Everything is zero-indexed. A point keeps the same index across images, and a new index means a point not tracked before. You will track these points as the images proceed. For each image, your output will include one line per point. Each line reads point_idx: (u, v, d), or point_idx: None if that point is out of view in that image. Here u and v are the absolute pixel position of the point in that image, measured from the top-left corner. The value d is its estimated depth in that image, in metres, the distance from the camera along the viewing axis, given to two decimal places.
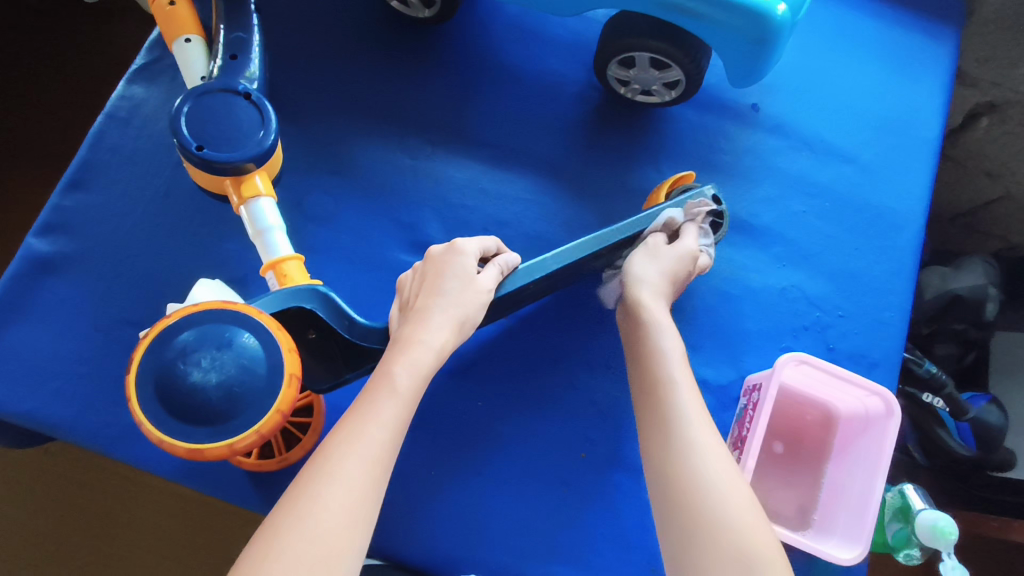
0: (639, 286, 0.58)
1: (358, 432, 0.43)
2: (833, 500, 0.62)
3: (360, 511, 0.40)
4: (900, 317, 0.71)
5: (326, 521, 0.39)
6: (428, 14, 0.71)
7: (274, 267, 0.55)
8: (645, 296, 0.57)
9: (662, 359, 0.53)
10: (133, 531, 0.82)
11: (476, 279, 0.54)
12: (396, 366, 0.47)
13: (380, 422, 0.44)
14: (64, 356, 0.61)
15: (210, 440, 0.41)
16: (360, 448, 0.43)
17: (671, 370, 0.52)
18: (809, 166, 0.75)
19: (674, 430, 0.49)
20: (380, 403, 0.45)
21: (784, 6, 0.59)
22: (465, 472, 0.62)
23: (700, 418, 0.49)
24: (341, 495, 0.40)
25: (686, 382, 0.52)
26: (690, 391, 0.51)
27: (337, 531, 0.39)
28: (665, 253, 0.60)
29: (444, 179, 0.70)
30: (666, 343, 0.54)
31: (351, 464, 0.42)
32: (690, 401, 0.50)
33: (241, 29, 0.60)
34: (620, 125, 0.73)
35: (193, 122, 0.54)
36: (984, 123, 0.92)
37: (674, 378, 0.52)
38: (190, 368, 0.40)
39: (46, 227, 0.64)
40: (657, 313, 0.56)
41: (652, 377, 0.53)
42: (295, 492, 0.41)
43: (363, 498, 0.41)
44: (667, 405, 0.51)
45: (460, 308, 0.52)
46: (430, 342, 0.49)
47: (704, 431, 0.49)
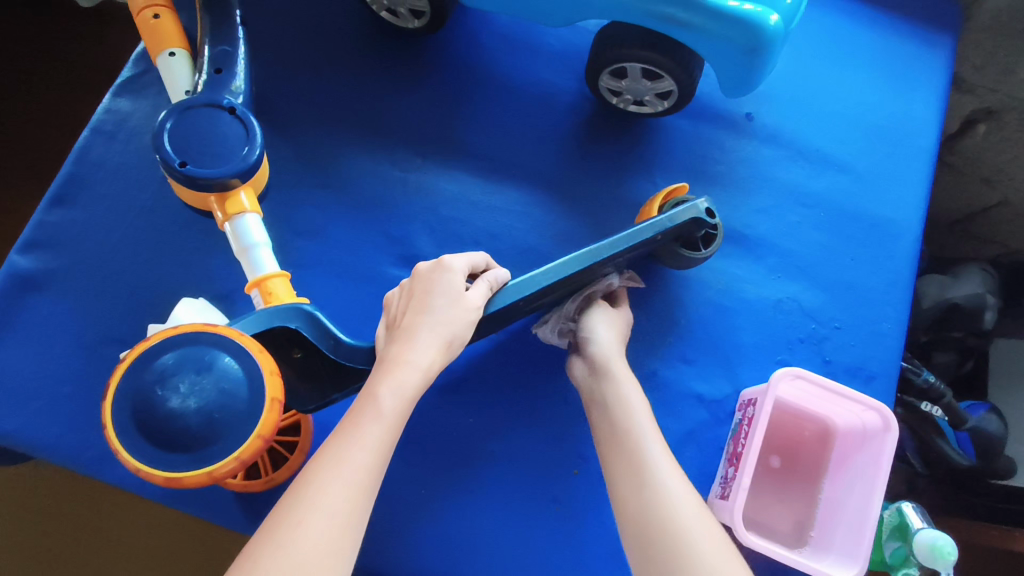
0: (599, 343, 0.60)
1: (340, 456, 0.42)
2: (830, 517, 0.61)
3: (343, 537, 0.39)
4: (898, 328, 0.70)
5: (309, 547, 0.38)
6: (418, 25, 0.70)
7: (259, 285, 0.54)
8: (610, 354, 0.59)
9: (628, 410, 0.55)
10: (123, 548, 0.81)
11: (464, 296, 0.53)
12: (382, 387, 0.46)
13: (364, 444, 0.43)
14: (47, 375, 0.60)
15: (189, 467, 0.39)
16: (344, 472, 0.42)
17: (636, 420, 0.54)
18: (803, 176, 0.74)
19: (646, 477, 0.50)
20: (364, 425, 0.44)
21: (777, 17, 0.58)
22: (456, 490, 0.61)
23: (668, 462, 0.51)
24: (324, 520, 0.39)
25: (651, 431, 0.54)
26: (655, 438, 0.53)
27: (320, 558, 0.38)
28: (613, 321, 0.63)
29: (434, 192, 0.69)
30: (631, 395, 0.56)
31: (334, 489, 0.41)
32: (658, 449, 0.52)
33: (227, 42, 0.59)
34: (613, 137, 0.72)
35: (177, 139, 0.53)
36: (981, 129, 0.92)
37: (639, 426, 0.54)
38: (169, 393, 0.39)
39: (29, 244, 0.63)
40: (617, 366, 0.58)
41: (620, 429, 0.54)
42: (277, 517, 0.40)
43: (348, 522, 0.40)
44: (639, 451, 0.52)
45: (448, 327, 0.51)
46: (417, 362, 0.48)
47: (674, 478, 0.50)
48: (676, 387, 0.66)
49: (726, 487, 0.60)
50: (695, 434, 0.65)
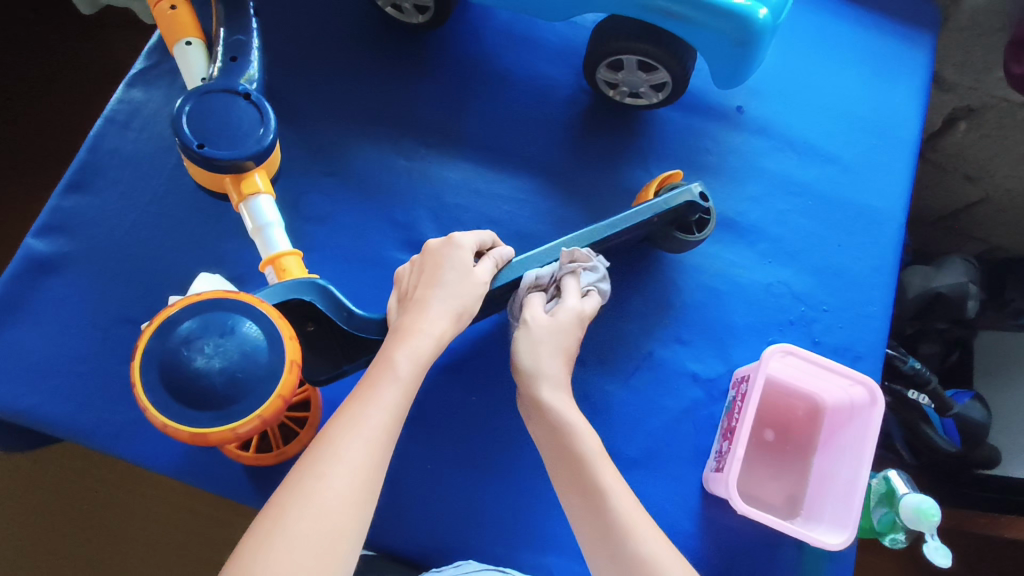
0: (541, 385, 0.55)
1: (359, 415, 0.44)
2: (821, 488, 0.64)
3: (365, 489, 0.42)
4: (883, 310, 0.73)
5: (332, 499, 0.40)
6: (422, 20, 0.73)
7: (272, 262, 0.56)
8: (560, 402, 0.54)
9: (589, 467, 0.51)
10: (141, 522, 0.84)
11: (473, 272, 0.55)
12: (397, 354, 0.49)
13: (381, 406, 0.45)
14: (63, 354, 0.61)
15: (214, 424, 0.42)
16: (363, 430, 0.44)
17: (598, 476, 0.51)
18: (792, 166, 0.77)
19: (618, 549, 0.48)
20: (382, 388, 0.46)
21: (766, 10, 0.62)
22: (461, 465, 0.63)
23: (642, 523, 0.49)
24: (345, 474, 0.41)
25: (616, 485, 0.51)
26: (622, 493, 0.51)
27: (342, 509, 0.40)
28: (550, 324, 0.57)
29: (438, 179, 0.71)
30: (605, 478, 0.51)
31: (355, 445, 0.43)
32: (632, 506, 0.50)
33: (242, 32, 0.61)
34: (610, 128, 0.75)
35: (195, 122, 0.55)
36: (962, 126, 0.96)
37: (602, 481, 0.51)
38: (194, 354, 0.41)
39: (46, 228, 0.65)
40: (567, 413, 0.54)
41: (582, 487, 0.51)
42: (300, 470, 0.42)
43: (368, 477, 0.42)
44: (608, 513, 0.50)
45: (457, 300, 0.53)
46: (429, 332, 0.51)
47: (650, 540, 0.49)
48: (672, 366, 0.69)
49: (721, 459, 0.63)
50: (691, 411, 0.68)
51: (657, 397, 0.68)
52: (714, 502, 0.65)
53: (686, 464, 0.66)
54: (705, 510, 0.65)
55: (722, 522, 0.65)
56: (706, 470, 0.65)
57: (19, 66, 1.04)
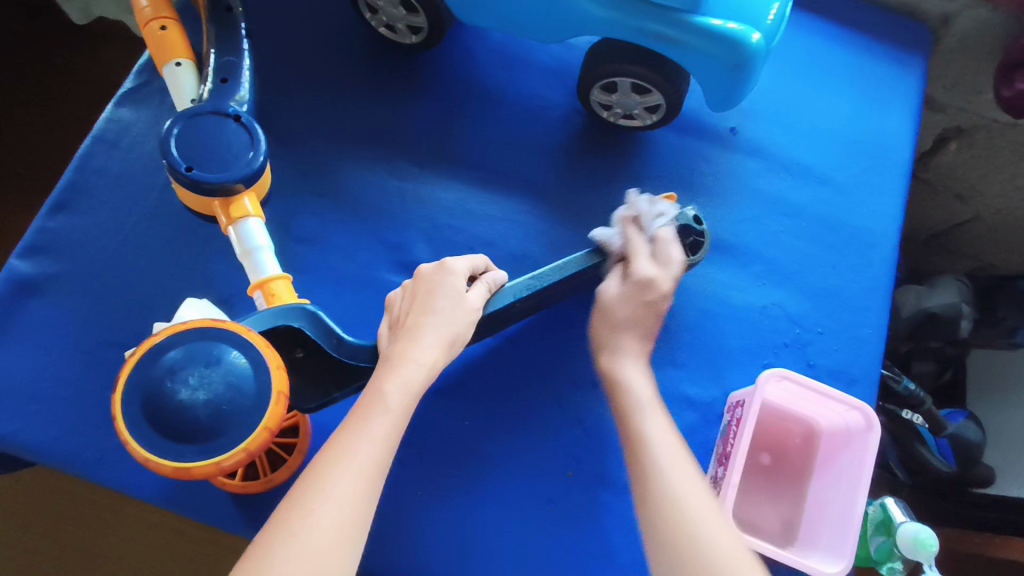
0: (609, 349, 0.62)
1: (348, 449, 0.43)
2: (817, 516, 0.63)
3: (353, 526, 0.41)
4: (878, 333, 0.73)
5: (320, 537, 0.39)
6: (415, 40, 0.73)
7: (261, 286, 0.54)
8: (623, 366, 0.60)
9: (639, 415, 0.56)
10: (126, 546, 0.83)
11: (465, 298, 0.55)
12: (387, 384, 0.48)
13: (371, 438, 0.44)
14: (47, 379, 0.61)
15: (197, 457, 0.40)
16: (352, 465, 0.43)
17: (642, 423, 0.55)
18: (785, 188, 0.77)
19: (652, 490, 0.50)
20: (372, 419, 0.45)
21: (758, 35, 0.62)
22: (452, 492, 0.62)
23: (673, 461, 0.52)
24: (333, 511, 0.40)
25: (660, 431, 0.55)
26: (659, 435, 0.54)
27: (329, 546, 0.39)
28: (619, 301, 0.61)
29: (431, 200, 0.71)
30: (649, 427, 0.55)
31: (343, 480, 0.42)
32: (667, 449, 0.53)
33: (232, 53, 0.60)
34: (603, 149, 0.75)
35: (183, 145, 0.54)
36: (953, 146, 0.97)
37: (643, 429, 0.55)
38: (178, 385, 0.40)
39: (29, 249, 0.64)
40: (631, 377, 0.59)
41: (632, 435, 0.55)
42: (286, 508, 0.41)
43: (356, 513, 0.41)
44: (650, 457, 0.52)
45: (450, 327, 0.52)
46: (421, 359, 0.50)
47: (673, 470, 0.51)
48: (667, 389, 0.68)
49: (716, 486, 0.62)
50: (686, 436, 0.67)
51: None
52: None
53: None
54: None
55: None
56: None
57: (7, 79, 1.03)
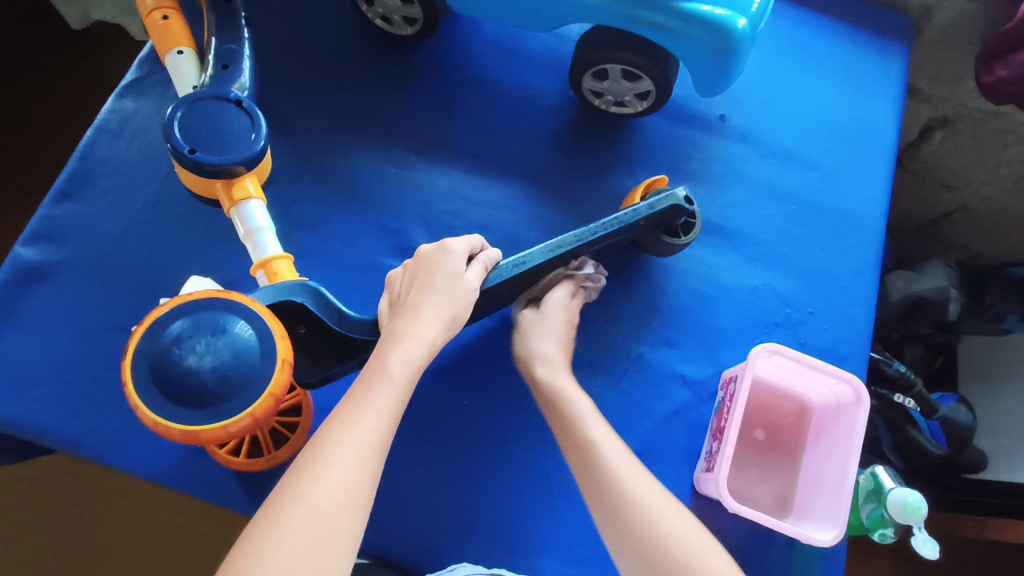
0: (545, 363, 0.62)
1: (354, 417, 0.45)
2: (810, 489, 0.64)
3: (359, 489, 0.42)
4: (866, 313, 0.75)
5: (326, 498, 0.41)
6: (411, 31, 0.75)
7: (263, 266, 0.56)
8: (557, 379, 0.60)
9: (577, 421, 0.57)
10: (125, 531, 0.84)
11: (464, 277, 0.56)
12: (391, 357, 0.49)
13: (375, 407, 0.46)
14: (53, 363, 0.62)
15: (205, 422, 0.41)
16: (357, 432, 0.44)
17: (587, 428, 0.56)
18: (773, 173, 0.79)
19: (610, 489, 0.52)
20: (376, 390, 0.47)
21: (744, 21, 0.64)
22: (452, 469, 0.63)
23: (630, 468, 0.54)
24: (340, 474, 0.42)
25: (596, 423, 0.57)
26: (606, 437, 0.56)
27: (336, 508, 0.41)
28: (540, 322, 0.64)
29: (428, 186, 0.72)
30: (595, 431, 0.56)
31: (349, 446, 0.43)
32: (620, 455, 0.55)
33: (233, 41, 0.61)
34: (595, 136, 0.77)
35: (186, 128, 0.55)
36: (938, 136, 0.99)
37: (590, 433, 0.56)
38: (185, 353, 0.41)
39: (34, 236, 0.65)
40: (557, 381, 0.60)
41: (577, 440, 0.56)
42: (295, 471, 0.42)
43: (361, 478, 0.42)
44: (597, 461, 0.54)
45: (450, 305, 0.54)
46: (422, 335, 0.51)
47: (630, 475, 0.53)
48: (661, 368, 0.70)
49: (711, 459, 0.63)
50: (680, 413, 0.68)
51: (646, 398, 0.68)
52: (704, 503, 0.65)
53: (677, 465, 0.66)
54: (697, 511, 0.65)
55: (715, 523, 0.65)
56: (698, 471, 0.66)
57: (12, 78, 1.06)
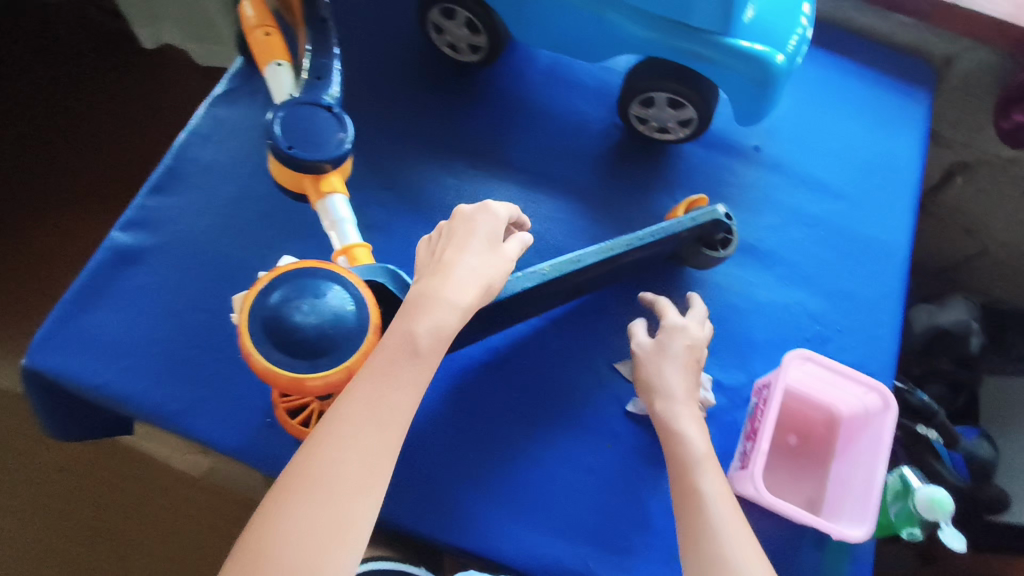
0: (663, 400, 0.63)
1: (373, 397, 0.46)
2: (839, 492, 0.67)
3: (373, 472, 0.45)
4: (891, 334, 0.79)
5: (338, 483, 0.44)
6: (475, 58, 0.82)
7: (346, 251, 0.62)
8: (674, 413, 0.62)
9: (694, 471, 0.58)
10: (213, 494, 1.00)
11: (501, 245, 0.55)
12: (419, 325, 0.48)
13: (398, 386, 0.47)
14: (140, 337, 0.68)
15: (309, 373, 0.47)
16: (376, 412, 0.46)
17: (700, 483, 0.57)
18: (804, 201, 0.84)
19: (708, 546, 0.52)
20: (401, 365, 0.47)
21: (783, 56, 0.71)
22: (499, 456, 0.68)
23: (734, 523, 0.53)
24: (353, 458, 0.44)
25: (711, 471, 0.57)
26: (721, 498, 0.55)
27: (345, 493, 0.44)
28: (665, 345, 0.67)
29: (484, 197, 0.79)
30: (707, 484, 0.56)
31: (365, 428, 0.45)
32: (728, 512, 0.54)
33: (325, 57, 0.68)
34: (639, 160, 0.83)
35: (284, 127, 0.62)
36: (959, 181, 1.06)
37: (701, 486, 0.56)
38: (293, 311, 0.47)
39: (129, 223, 0.72)
40: (684, 426, 0.61)
41: (692, 493, 0.56)
42: (312, 448, 0.45)
43: (374, 461, 0.45)
44: (707, 516, 0.54)
45: (486, 270, 0.53)
46: (457, 296, 0.50)
47: (736, 530, 0.53)
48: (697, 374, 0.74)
49: (745, 458, 0.67)
50: (715, 416, 0.72)
51: None
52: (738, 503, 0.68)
53: None
54: None
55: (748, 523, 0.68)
56: (731, 470, 0.69)
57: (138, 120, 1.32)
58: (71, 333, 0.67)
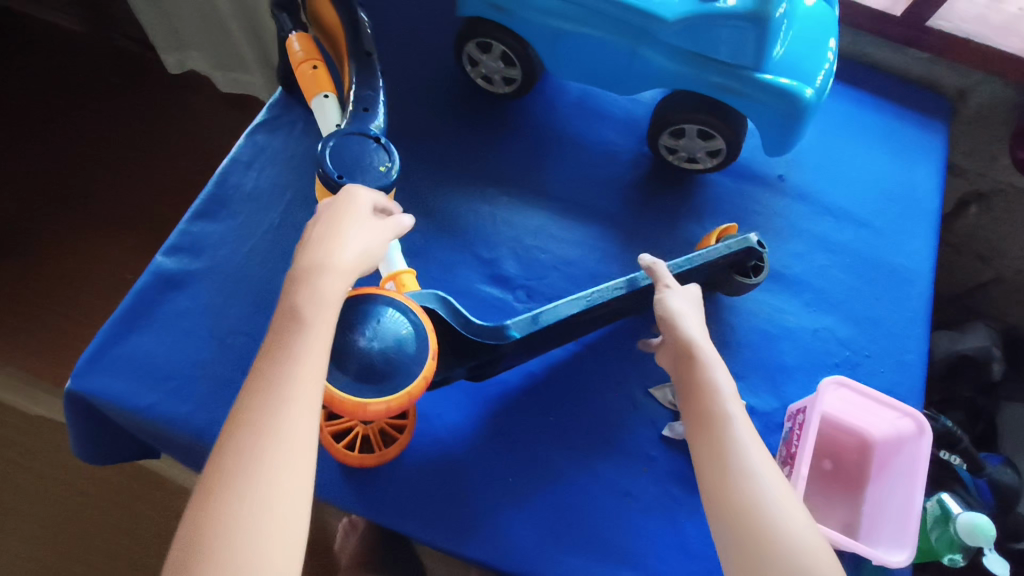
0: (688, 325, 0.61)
1: (276, 379, 0.44)
2: (876, 517, 0.67)
3: (295, 451, 0.42)
4: (921, 359, 0.80)
5: (260, 469, 0.41)
6: (508, 90, 0.85)
7: (393, 277, 0.64)
8: (699, 338, 0.60)
9: (718, 394, 0.56)
10: None
11: (371, 222, 0.53)
12: (296, 308, 0.46)
13: (294, 359, 0.44)
14: (183, 360, 0.68)
15: (375, 397, 0.48)
16: (282, 392, 0.43)
17: (723, 403, 0.55)
18: (828, 228, 0.86)
19: (732, 461, 0.52)
20: (291, 340, 0.45)
21: (810, 89, 0.74)
22: (537, 479, 0.68)
23: (755, 445, 0.53)
24: (271, 443, 0.42)
25: (733, 395, 0.56)
26: (742, 420, 0.54)
27: (272, 477, 0.41)
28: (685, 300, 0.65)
29: (518, 224, 0.80)
30: (731, 407, 0.55)
31: (276, 409, 0.43)
32: (749, 435, 0.53)
33: (370, 89, 0.70)
34: (667, 188, 0.85)
35: (335, 158, 0.64)
36: (973, 210, 1.10)
37: (726, 407, 0.55)
38: (358, 336, 0.49)
39: (173, 248, 0.74)
40: (708, 350, 0.59)
41: (713, 413, 0.55)
42: (226, 446, 0.42)
43: (293, 438, 0.42)
44: (728, 437, 0.53)
45: (355, 249, 0.50)
46: (329, 279, 0.48)
47: (757, 454, 0.52)
48: None
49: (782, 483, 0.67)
50: None
51: None
52: None
53: None
54: None
55: None
56: None
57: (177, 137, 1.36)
58: (117, 357, 0.68)
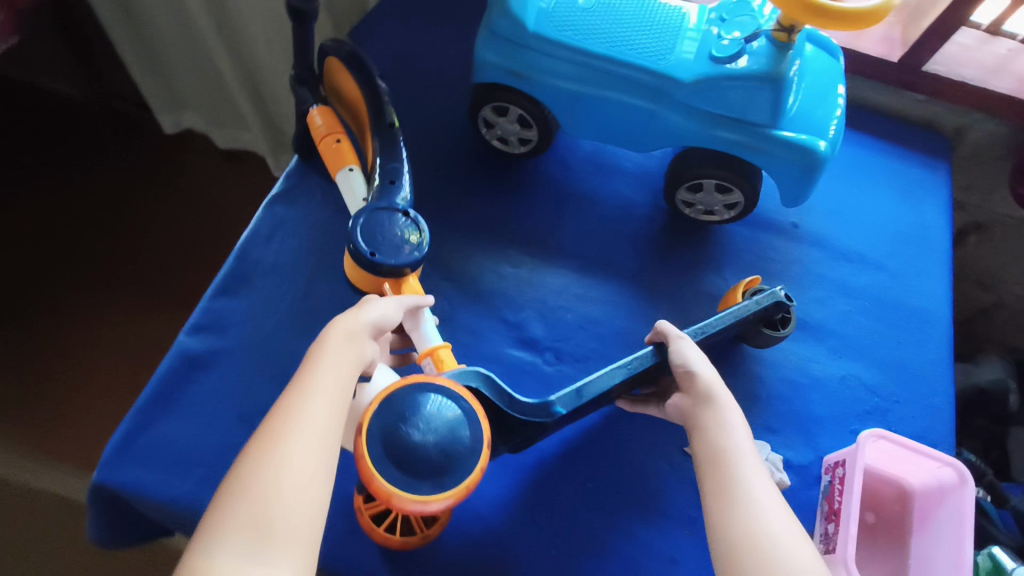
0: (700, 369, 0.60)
1: (300, 396, 0.45)
2: (923, 571, 0.67)
3: (311, 461, 0.43)
4: (948, 402, 0.80)
5: (273, 471, 0.42)
6: (523, 150, 0.86)
7: (431, 353, 0.63)
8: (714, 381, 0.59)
9: (730, 432, 0.55)
10: None
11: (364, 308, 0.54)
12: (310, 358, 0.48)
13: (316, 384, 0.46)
14: (213, 445, 0.66)
15: (432, 493, 0.47)
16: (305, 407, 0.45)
17: (732, 440, 0.54)
18: (846, 273, 0.87)
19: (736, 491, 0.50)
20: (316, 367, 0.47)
21: (825, 143, 0.75)
22: (581, 550, 0.67)
23: (761, 477, 0.51)
24: (291, 447, 0.43)
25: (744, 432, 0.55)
26: (751, 455, 0.53)
27: (284, 481, 0.42)
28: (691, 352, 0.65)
29: (542, 285, 0.80)
30: (738, 443, 0.54)
31: (301, 419, 0.44)
32: (757, 472, 0.52)
33: (394, 160, 0.70)
34: (686, 241, 0.86)
35: (365, 235, 0.64)
36: (973, 239, 1.13)
37: (735, 442, 0.54)
38: (412, 430, 0.47)
39: (197, 327, 0.72)
40: (720, 390, 0.58)
41: (721, 449, 0.54)
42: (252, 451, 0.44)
43: (311, 449, 0.43)
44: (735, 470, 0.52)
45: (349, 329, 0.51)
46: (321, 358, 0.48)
47: (762, 487, 0.51)
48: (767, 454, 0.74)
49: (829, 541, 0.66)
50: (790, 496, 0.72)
51: None
52: None
53: None
54: None
55: None
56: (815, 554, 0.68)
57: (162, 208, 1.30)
58: (144, 445, 0.66)
